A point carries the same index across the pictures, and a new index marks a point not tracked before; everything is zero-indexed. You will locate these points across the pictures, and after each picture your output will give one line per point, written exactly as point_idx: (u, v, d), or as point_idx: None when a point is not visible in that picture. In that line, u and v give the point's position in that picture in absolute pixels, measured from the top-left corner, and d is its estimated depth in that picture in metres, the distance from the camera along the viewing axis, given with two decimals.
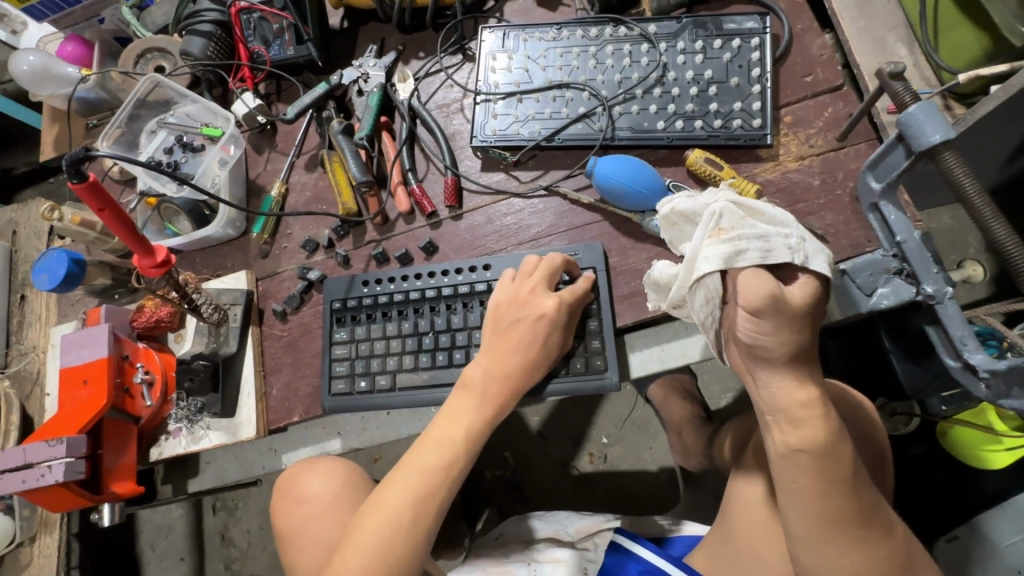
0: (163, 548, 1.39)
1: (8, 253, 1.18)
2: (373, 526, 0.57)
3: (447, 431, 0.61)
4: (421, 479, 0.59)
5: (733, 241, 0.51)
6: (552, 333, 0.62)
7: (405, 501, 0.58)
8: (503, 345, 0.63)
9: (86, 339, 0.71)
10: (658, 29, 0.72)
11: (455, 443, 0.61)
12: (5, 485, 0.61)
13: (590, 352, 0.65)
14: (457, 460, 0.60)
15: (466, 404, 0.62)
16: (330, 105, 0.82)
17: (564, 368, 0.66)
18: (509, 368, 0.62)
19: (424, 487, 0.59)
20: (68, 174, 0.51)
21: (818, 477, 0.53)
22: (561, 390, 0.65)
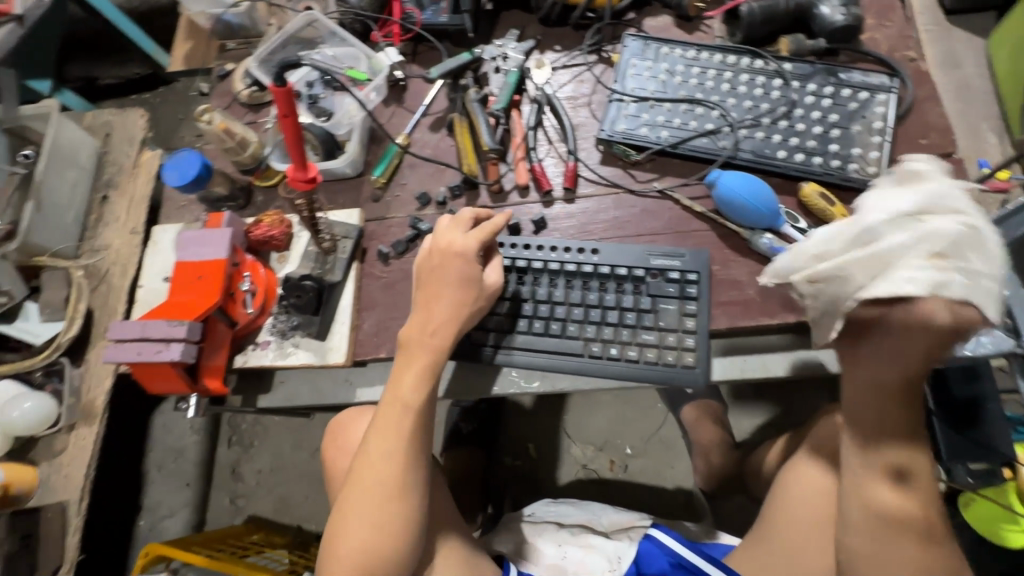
0: (169, 470, 1.39)
1: (98, 152, 1.20)
2: (373, 481, 0.69)
3: (400, 394, 0.70)
4: (393, 440, 0.69)
5: (944, 268, 0.52)
6: (465, 268, 0.70)
7: (392, 444, 0.69)
8: (427, 309, 0.70)
9: (207, 238, 0.75)
10: (792, 68, 0.78)
11: (411, 406, 0.69)
12: (120, 352, 0.65)
13: (682, 347, 0.69)
14: (420, 415, 0.70)
15: (411, 368, 0.69)
16: (469, 75, 0.86)
17: (655, 357, 0.69)
18: (435, 317, 0.69)
19: (399, 434, 0.69)
20: (274, 76, 0.56)
21: (877, 473, 0.62)
22: (647, 377, 0.69)
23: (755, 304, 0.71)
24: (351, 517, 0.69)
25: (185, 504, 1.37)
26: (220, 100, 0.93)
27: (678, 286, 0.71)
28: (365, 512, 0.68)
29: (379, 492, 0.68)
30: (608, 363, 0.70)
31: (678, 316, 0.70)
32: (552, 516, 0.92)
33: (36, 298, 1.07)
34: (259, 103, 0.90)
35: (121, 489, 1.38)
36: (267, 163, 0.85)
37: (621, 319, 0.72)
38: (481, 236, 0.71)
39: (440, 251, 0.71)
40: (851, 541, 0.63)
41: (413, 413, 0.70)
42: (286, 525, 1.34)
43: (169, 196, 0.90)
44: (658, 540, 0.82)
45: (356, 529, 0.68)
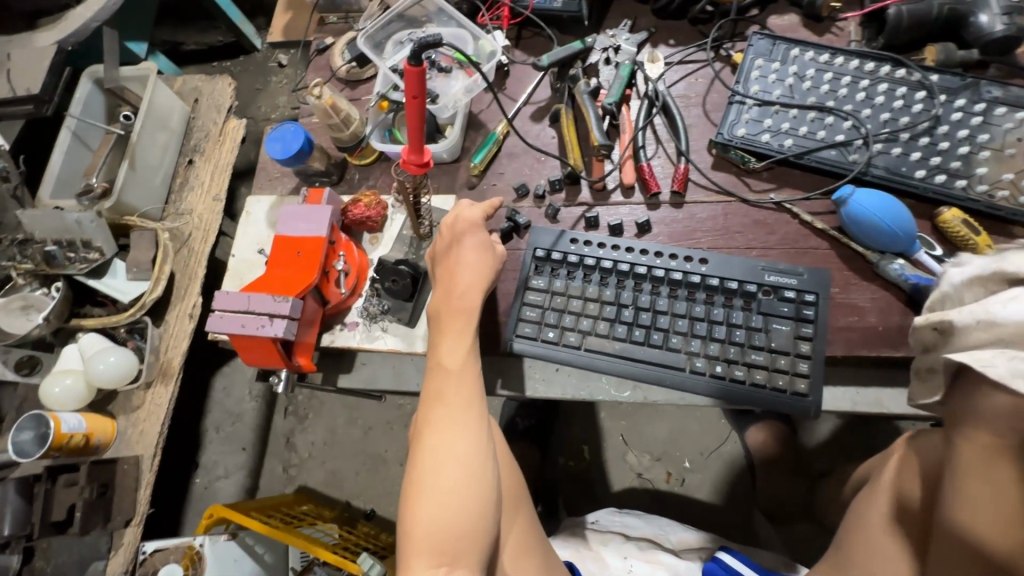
0: (227, 432, 1.43)
1: (187, 117, 1.22)
2: (438, 452, 0.62)
3: (442, 361, 0.67)
4: (453, 412, 0.64)
5: None
6: (481, 236, 0.71)
7: (451, 401, 0.64)
8: (449, 276, 0.70)
9: (308, 214, 0.74)
10: (939, 81, 0.71)
11: (455, 372, 0.66)
12: (223, 323, 0.65)
13: (796, 372, 0.65)
14: (465, 379, 0.66)
15: (449, 337, 0.67)
16: (577, 65, 0.83)
17: (764, 380, 0.65)
18: (460, 287, 0.69)
19: (455, 390, 0.65)
20: (410, 56, 0.54)
21: (972, 497, 0.50)
22: (755, 399, 0.65)
23: (876, 333, 0.66)
24: (419, 506, 0.60)
25: (240, 467, 1.40)
26: (319, 74, 0.92)
27: (794, 307, 0.67)
28: (437, 494, 0.60)
29: (449, 464, 0.61)
30: (708, 379, 0.67)
31: (792, 338, 0.66)
32: (616, 527, 0.90)
33: (122, 256, 1.10)
34: (359, 81, 0.89)
35: (182, 446, 1.43)
36: (366, 142, 0.84)
37: (729, 335, 0.68)
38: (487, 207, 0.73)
39: (449, 226, 0.71)
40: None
41: (463, 377, 0.66)
42: (335, 498, 1.36)
43: (263, 166, 0.90)
44: (725, 563, 0.78)
45: (430, 518, 0.59)
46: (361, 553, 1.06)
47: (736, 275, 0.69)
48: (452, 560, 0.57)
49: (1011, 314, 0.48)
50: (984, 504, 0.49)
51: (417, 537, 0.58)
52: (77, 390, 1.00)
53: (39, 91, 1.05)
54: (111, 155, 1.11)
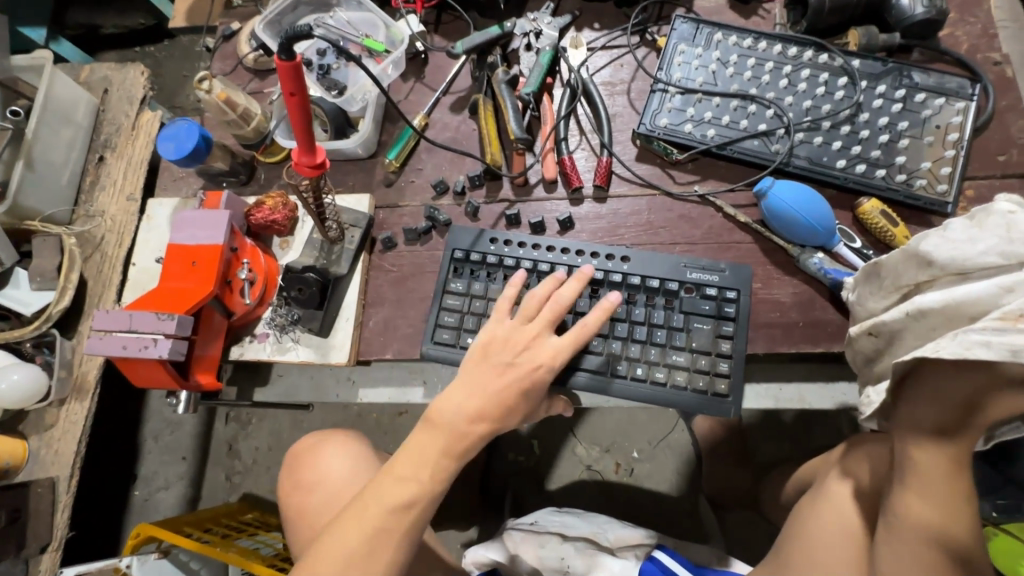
0: (166, 442, 1.37)
1: (95, 110, 1.12)
2: (374, 503, 0.57)
3: (437, 415, 0.59)
4: (414, 477, 0.57)
5: None
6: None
7: (421, 470, 0.57)
8: (499, 343, 0.61)
9: (204, 220, 0.68)
10: (862, 66, 0.69)
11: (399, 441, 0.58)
12: (103, 345, 0.60)
13: (717, 371, 0.62)
14: (410, 446, 0.59)
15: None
16: (497, 51, 0.78)
17: (685, 381, 0.62)
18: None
19: (436, 455, 0.58)
20: (278, 48, 0.48)
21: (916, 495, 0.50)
22: (681, 403, 0.62)
23: (797, 328, 0.65)
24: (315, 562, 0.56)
25: (180, 477, 1.35)
26: (223, 63, 0.85)
27: (715, 304, 0.64)
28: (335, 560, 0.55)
29: (379, 523, 0.56)
30: (627, 383, 0.63)
31: (713, 337, 0.63)
32: (554, 526, 0.88)
33: (25, 264, 1.02)
34: (267, 71, 0.83)
35: (118, 457, 1.36)
36: (271, 138, 0.77)
37: (651, 336, 0.64)
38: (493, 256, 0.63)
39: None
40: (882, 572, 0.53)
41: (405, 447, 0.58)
42: (282, 504, 1.32)
43: (165, 165, 0.83)
44: (662, 564, 0.79)
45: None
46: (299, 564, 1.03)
47: (660, 272, 0.66)
48: None
49: (931, 301, 0.48)
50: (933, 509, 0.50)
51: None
52: None
53: None
54: (6, 154, 1.02)
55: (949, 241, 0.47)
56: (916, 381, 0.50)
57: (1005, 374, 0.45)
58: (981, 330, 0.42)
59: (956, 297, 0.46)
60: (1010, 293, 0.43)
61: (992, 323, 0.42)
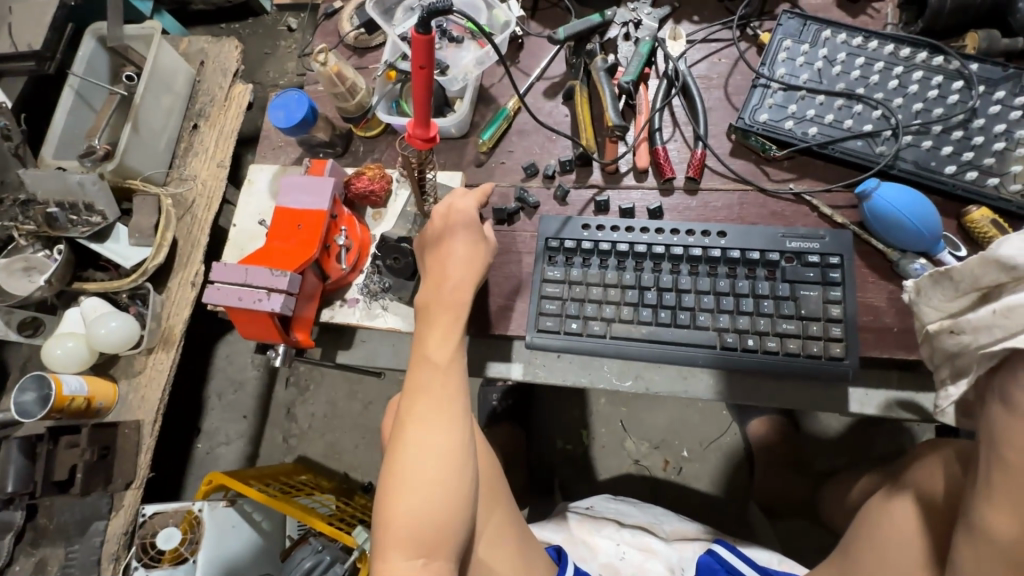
0: (229, 400, 1.44)
1: (192, 80, 1.19)
2: (410, 447, 0.58)
3: (428, 354, 0.63)
4: (438, 400, 0.60)
5: None
6: (473, 226, 0.68)
7: (436, 390, 0.61)
8: (438, 266, 0.67)
9: (310, 186, 0.72)
10: (979, 71, 0.67)
11: (443, 363, 0.62)
12: (220, 295, 0.64)
13: (829, 337, 0.63)
14: (409, 381, 0.62)
15: (435, 328, 0.64)
16: (595, 40, 0.79)
17: (799, 348, 0.64)
18: (451, 282, 0.65)
19: (438, 375, 0.62)
20: (417, 21, 0.51)
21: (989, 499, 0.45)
22: (796, 370, 0.63)
23: (891, 334, 0.64)
24: (395, 496, 0.56)
25: (241, 435, 1.42)
26: (326, 40, 0.89)
27: (820, 271, 0.65)
28: (414, 490, 0.56)
29: (426, 456, 0.58)
30: (741, 354, 0.65)
31: (821, 303, 0.65)
32: (612, 514, 0.89)
33: (124, 221, 1.09)
34: (368, 49, 0.86)
35: (186, 411, 1.44)
36: (372, 113, 0.81)
37: (757, 307, 0.66)
38: (479, 197, 0.70)
39: (439, 214, 0.68)
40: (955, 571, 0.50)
41: (449, 369, 0.62)
42: (333, 470, 1.37)
43: (266, 134, 0.87)
44: (720, 556, 0.77)
45: (407, 513, 0.55)
46: (355, 526, 1.07)
47: (762, 248, 0.67)
48: (430, 551, 0.55)
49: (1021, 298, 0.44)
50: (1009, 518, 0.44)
51: (396, 546, 0.54)
52: (80, 351, 1.01)
53: (41, 48, 1.02)
54: (114, 117, 1.09)
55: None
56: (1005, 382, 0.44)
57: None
58: None
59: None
60: None
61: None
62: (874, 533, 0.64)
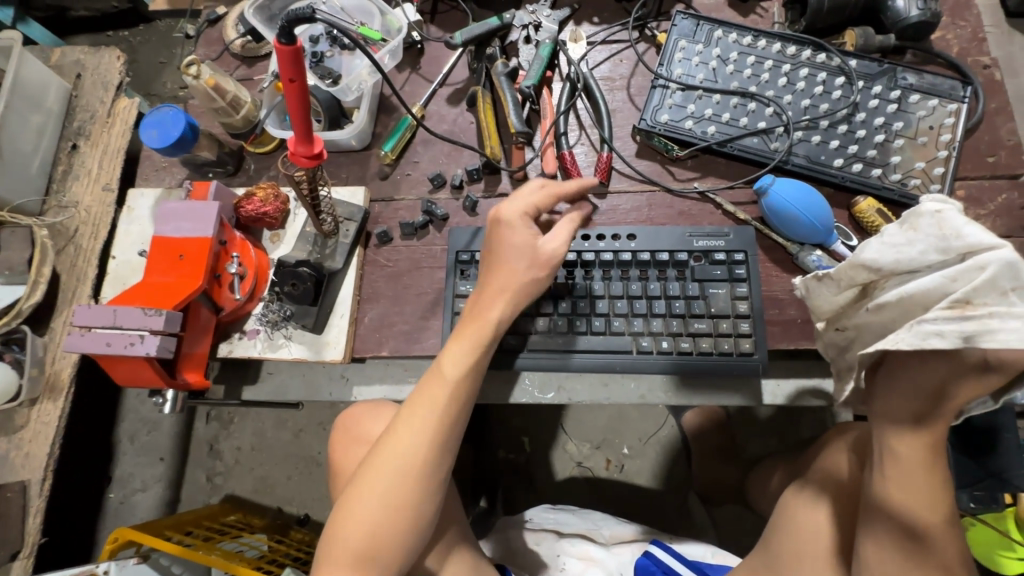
0: (143, 442, 1.32)
1: (67, 95, 1.07)
2: (385, 465, 0.58)
3: (447, 371, 0.59)
4: (425, 427, 0.58)
5: (978, 319, 0.42)
6: (527, 236, 0.61)
7: (431, 415, 0.58)
8: (500, 262, 0.61)
9: (191, 212, 0.65)
10: (858, 66, 0.70)
11: (452, 383, 0.59)
12: (86, 342, 0.57)
13: (738, 333, 0.64)
14: (415, 397, 0.59)
15: (457, 341, 0.60)
16: (496, 44, 0.77)
17: (710, 347, 0.64)
18: (504, 292, 0.61)
19: (444, 399, 0.59)
20: (278, 31, 0.46)
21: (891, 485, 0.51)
22: (708, 368, 0.64)
23: (795, 325, 0.66)
24: (355, 501, 0.58)
25: (159, 478, 1.31)
26: (209, 49, 0.82)
27: (726, 268, 0.66)
28: (374, 504, 0.57)
29: (398, 478, 0.57)
30: (656, 357, 0.65)
31: (729, 300, 0.65)
32: (550, 524, 0.87)
33: None
34: (255, 58, 0.80)
35: (93, 459, 1.31)
36: (261, 128, 0.75)
37: (671, 308, 0.66)
38: (541, 198, 0.63)
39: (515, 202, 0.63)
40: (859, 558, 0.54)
41: (450, 390, 0.59)
42: (265, 506, 1.29)
43: (147, 154, 0.79)
44: (656, 557, 0.77)
45: (356, 526, 0.57)
46: (286, 567, 1.00)
47: (672, 248, 0.68)
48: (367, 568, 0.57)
49: (888, 298, 0.48)
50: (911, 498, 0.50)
51: (342, 553, 0.57)
52: None
53: None
54: None
55: (889, 247, 0.47)
56: (886, 376, 0.50)
57: (966, 361, 0.45)
58: (933, 320, 0.43)
59: (910, 292, 0.46)
60: (957, 282, 0.44)
61: (944, 313, 0.43)
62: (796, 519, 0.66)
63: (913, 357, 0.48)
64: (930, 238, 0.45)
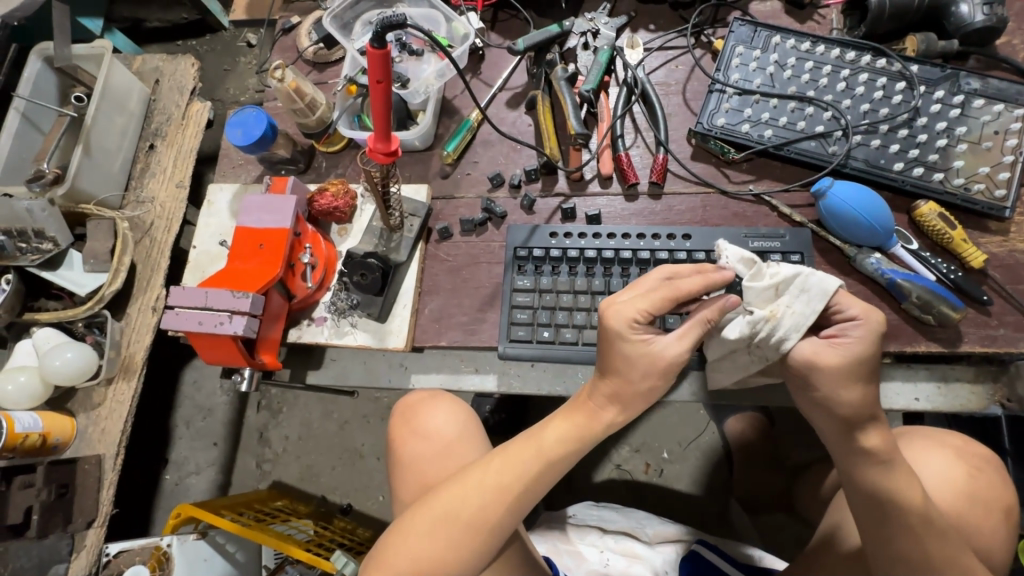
0: (198, 427, 1.39)
1: (146, 99, 1.15)
2: (452, 504, 0.58)
3: (544, 438, 0.60)
4: (503, 485, 0.58)
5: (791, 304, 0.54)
6: (630, 346, 0.56)
7: (514, 477, 0.58)
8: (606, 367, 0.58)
9: (273, 204, 0.70)
10: (919, 72, 0.70)
11: (548, 456, 0.59)
12: (179, 320, 0.61)
13: None
14: (506, 449, 0.60)
15: (562, 416, 0.60)
16: (555, 50, 0.80)
17: None
18: (620, 394, 0.58)
19: (531, 467, 0.59)
20: (371, 36, 0.50)
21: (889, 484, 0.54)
22: None
23: None
24: (419, 520, 0.59)
25: (211, 463, 1.37)
26: (284, 55, 0.88)
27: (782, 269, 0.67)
28: (433, 529, 0.58)
29: (459, 520, 0.58)
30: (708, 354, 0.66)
31: None
32: (594, 520, 0.88)
33: (79, 247, 1.05)
34: (327, 63, 0.85)
35: (152, 442, 1.39)
36: (333, 128, 0.79)
37: None
38: (653, 304, 0.56)
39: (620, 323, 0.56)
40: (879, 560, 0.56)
41: (545, 463, 0.59)
42: (311, 493, 1.33)
43: (226, 153, 0.85)
44: (698, 558, 0.79)
45: (407, 552, 0.58)
46: (334, 551, 1.04)
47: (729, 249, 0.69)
48: None
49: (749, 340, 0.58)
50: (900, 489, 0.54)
51: (393, 567, 0.58)
52: (32, 387, 0.96)
53: None
54: (64, 140, 1.07)
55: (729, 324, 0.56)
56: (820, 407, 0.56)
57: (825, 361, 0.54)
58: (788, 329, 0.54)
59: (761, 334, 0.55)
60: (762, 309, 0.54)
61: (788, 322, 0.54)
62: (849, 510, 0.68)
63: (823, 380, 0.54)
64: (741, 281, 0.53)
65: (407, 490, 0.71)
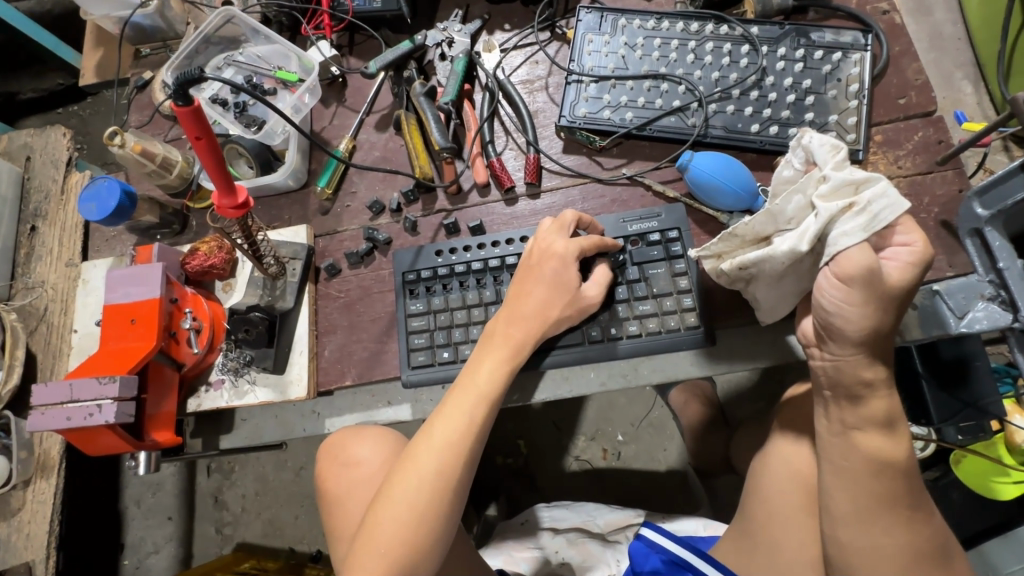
0: (149, 504, 1.33)
1: (19, 179, 1.06)
2: (414, 472, 0.59)
3: (475, 379, 0.62)
4: (454, 431, 0.60)
5: (863, 208, 0.50)
6: (565, 271, 0.64)
7: (463, 420, 0.61)
8: (518, 304, 0.64)
9: (137, 276, 0.67)
10: (760, 32, 0.72)
11: (485, 394, 0.61)
12: (47, 420, 0.60)
13: (682, 308, 0.66)
14: (445, 404, 0.62)
15: (487, 353, 0.63)
16: (412, 66, 0.78)
17: (657, 326, 0.66)
18: (529, 319, 0.63)
19: (476, 407, 0.61)
20: (173, 94, 0.48)
21: (852, 449, 0.58)
22: (657, 346, 0.66)
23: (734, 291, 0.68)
24: (383, 512, 0.58)
25: (170, 538, 1.32)
26: (140, 114, 0.84)
27: (662, 247, 0.67)
28: (398, 515, 0.58)
29: (426, 480, 0.59)
30: (607, 344, 0.66)
31: (670, 278, 0.67)
32: (546, 522, 0.88)
33: None
34: None
35: (104, 529, 1.33)
36: (198, 184, 0.78)
37: (614, 294, 0.67)
38: (585, 243, 0.65)
39: (536, 251, 0.66)
40: (842, 519, 0.59)
41: (486, 400, 0.61)
42: (277, 548, 1.30)
43: (96, 227, 0.82)
44: (650, 539, 0.73)
45: (386, 534, 0.57)
46: None
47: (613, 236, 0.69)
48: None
49: (757, 257, 0.56)
50: (862, 448, 0.57)
51: (379, 556, 0.57)
52: None
53: None
54: None
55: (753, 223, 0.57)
56: (838, 336, 0.53)
57: (878, 281, 0.50)
58: (837, 228, 0.50)
59: (797, 239, 0.52)
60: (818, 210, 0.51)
61: (846, 220, 0.50)
62: (767, 485, 0.70)
63: (842, 307, 0.51)
64: (819, 171, 0.52)
65: (348, 519, 0.70)
